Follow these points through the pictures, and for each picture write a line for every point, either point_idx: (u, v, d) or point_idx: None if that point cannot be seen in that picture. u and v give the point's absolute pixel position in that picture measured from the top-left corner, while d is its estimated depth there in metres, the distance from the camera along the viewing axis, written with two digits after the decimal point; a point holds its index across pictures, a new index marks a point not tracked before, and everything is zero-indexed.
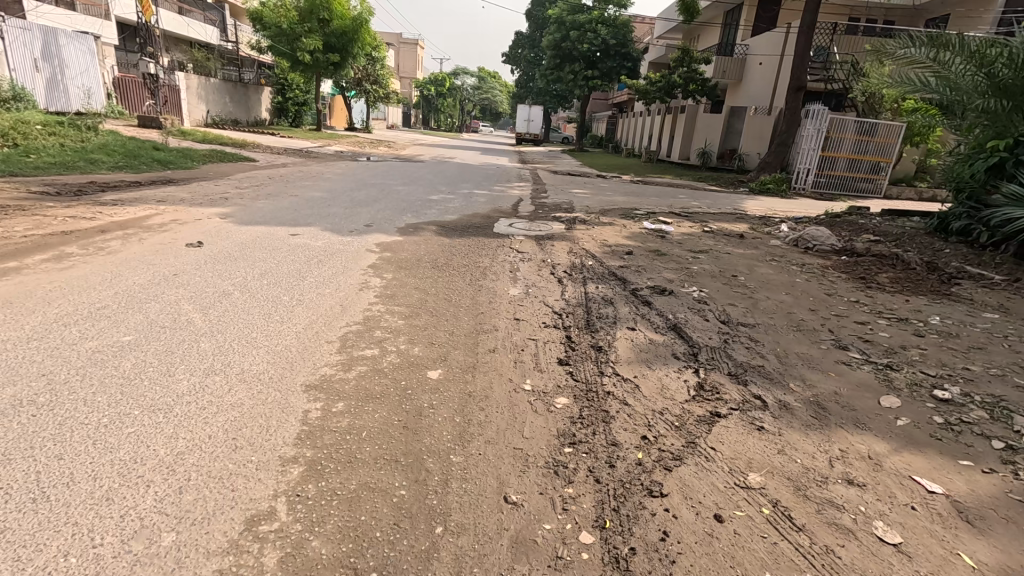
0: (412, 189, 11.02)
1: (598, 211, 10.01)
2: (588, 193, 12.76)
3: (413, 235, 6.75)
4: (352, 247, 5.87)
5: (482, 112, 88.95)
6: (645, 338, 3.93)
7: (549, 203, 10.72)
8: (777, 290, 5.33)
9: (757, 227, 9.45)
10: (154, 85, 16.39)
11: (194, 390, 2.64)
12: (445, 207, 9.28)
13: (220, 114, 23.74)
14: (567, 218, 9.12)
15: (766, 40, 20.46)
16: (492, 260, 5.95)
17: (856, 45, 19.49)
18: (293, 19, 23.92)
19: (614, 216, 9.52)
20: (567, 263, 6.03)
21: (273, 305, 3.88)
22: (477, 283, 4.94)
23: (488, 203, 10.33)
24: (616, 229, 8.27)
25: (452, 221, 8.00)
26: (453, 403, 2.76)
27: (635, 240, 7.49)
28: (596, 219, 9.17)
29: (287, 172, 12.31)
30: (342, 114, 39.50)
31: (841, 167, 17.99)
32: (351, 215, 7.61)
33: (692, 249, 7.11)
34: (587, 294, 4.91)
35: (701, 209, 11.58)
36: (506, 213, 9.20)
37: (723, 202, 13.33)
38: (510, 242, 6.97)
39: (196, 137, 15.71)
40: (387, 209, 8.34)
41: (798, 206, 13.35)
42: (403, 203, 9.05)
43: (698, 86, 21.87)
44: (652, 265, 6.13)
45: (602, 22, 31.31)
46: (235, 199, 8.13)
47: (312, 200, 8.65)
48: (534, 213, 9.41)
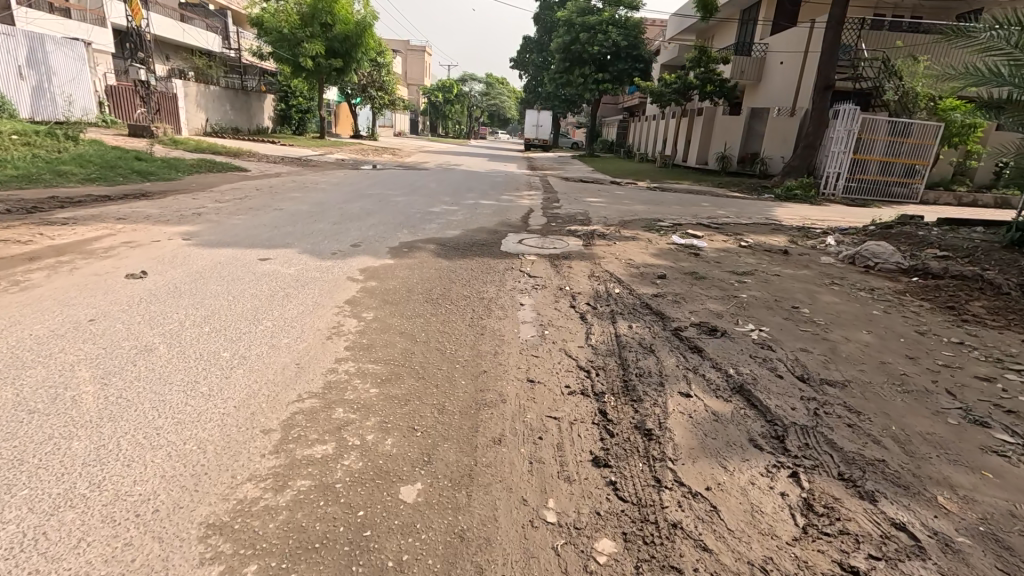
0: (412, 200, 10.08)
1: (618, 222, 8.99)
2: (603, 202, 11.73)
3: (406, 257, 5.78)
4: (331, 275, 4.87)
5: (491, 119, 88.35)
6: (707, 410, 2.89)
7: (562, 214, 9.72)
8: (854, 327, 4.27)
9: (798, 240, 8.39)
10: (145, 92, 15.64)
11: (19, 548, 1.66)
12: (446, 220, 8.32)
13: (220, 122, 23.08)
14: (583, 231, 8.11)
15: (787, 36, 19.29)
16: (499, 289, 4.93)
17: (884, 41, 18.15)
18: (295, 23, 23.21)
19: (635, 228, 8.51)
20: (589, 291, 5.00)
21: (205, 369, 2.88)
22: (480, 324, 3.93)
23: (495, 214, 9.38)
24: (640, 245, 7.26)
25: (454, 237, 7.04)
26: (434, 558, 1.75)
27: (665, 258, 6.45)
28: (616, 232, 8.16)
29: (278, 182, 11.44)
30: (347, 121, 39.03)
31: (874, 171, 16.82)
32: (338, 232, 6.67)
33: (733, 269, 6.07)
34: (618, 337, 3.87)
35: (730, 218, 10.51)
36: (515, 226, 8.23)
37: (752, 210, 12.24)
38: (520, 264, 5.98)
39: (188, 146, 14.95)
40: (380, 224, 7.40)
41: (834, 213, 12.25)
42: (400, 217, 8.11)
43: (716, 87, 20.73)
44: (691, 292, 5.08)
45: (612, 23, 30.36)
46: (209, 214, 7.23)
47: (298, 215, 7.74)
48: (546, 226, 8.42)
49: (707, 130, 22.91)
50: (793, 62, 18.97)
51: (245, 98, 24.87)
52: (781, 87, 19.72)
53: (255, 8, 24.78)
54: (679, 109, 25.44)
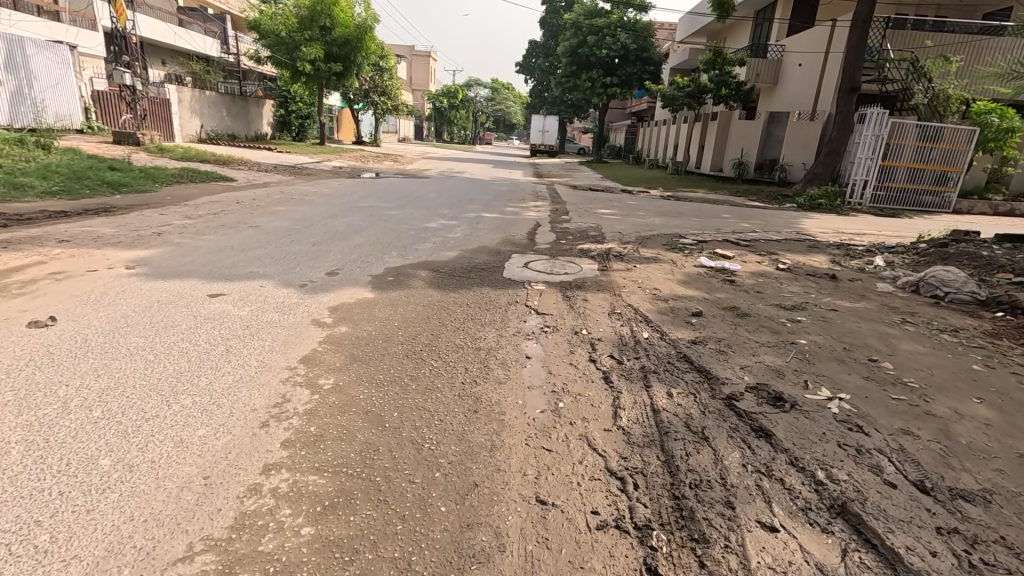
0: (407, 214, 9.17)
1: (635, 239, 8.04)
2: (617, 215, 10.78)
3: (389, 289, 4.85)
4: (292, 318, 3.93)
5: (496, 124, 87.59)
6: (807, 561, 1.94)
7: (572, 229, 8.78)
8: (961, 392, 3.29)
9: (841, 261, 7.40)
10: (131, 97, 14.87)
11: None
12: (443, 237, 7.41)
13: (217, 128, 22.39)
14: (597, 251, 7.17)
15: (806, 36, 18.27)
16: (500, 334, 3.98)
17: (912, 40, 17.08)
18: (293, 26, 22.51)
19: (654, 247, 7.56)
20: (612, 337, 4.05)
21: (61, 496, 1.96)
22: (474, 393, 2.99)
23: (498, 229, 8.48)
24: (665, 269, 6.32)
25: (451, 261, 6.13)
26: None
27: (696, 287, 5.49)
28: (634, 252, 7.21)
29: (265, 193, 10.59)
30: (349, 127, 38.34)
31: (902, 179, 15.79)
32: (316, 255, 5.76)
33: (779, 302, 5.10)
34: (656, 413, 2.93)
35: (757, 233, 9.53)
36: (520, 245, 7.30)
37: (778, 222, 11.25)
38: (527, 296, 5.03)
39: (175, 154, 14.15)
40: (367, 245, 6.48)
41: (868, 226, 11.27)
42: (391, 235, 7.22)
43: (730, 91, 19.66)
44: (737, 338, 4.11)
45: (621, 26, 29.49)
46: (171, 234, 6.34)
47: (276, 234, 6.85)
48: (555, 245, 7.48)
49: (722, 135, 21.91)
50: (813, 63, 17.96)
51: (243, 104, 24.19)
52: (799, 90, 18.66)
53: (253, 11, 24.11)
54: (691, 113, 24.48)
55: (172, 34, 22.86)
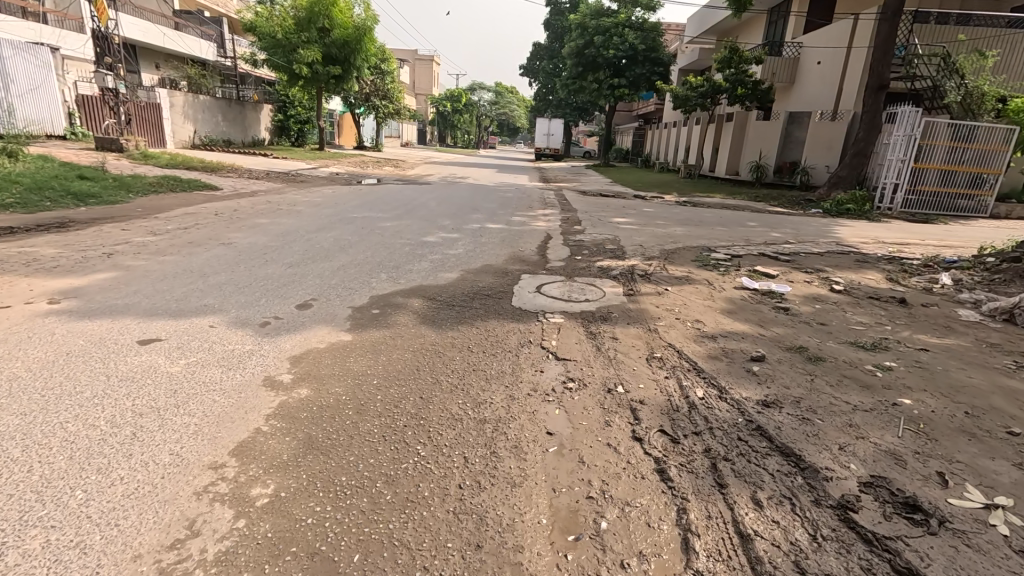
0: (403, 226, 8.27)
1: (659, 255, 7.13)
2: (634, 224, 9.84)
3: (372, 327, 3.92)
4: (237, 376, 2.99)
5: (500, 129, 86.93)
6: None
7: (587, 243, 7.85)
8: None
9: (900, 279, 6.42)
10: (114, 100, 14.03)
11: None
12: (442, 254, 6.48)
13: (212, 134, 21.64)
14: (620, 270, 6.23)
15: (826, 32, 17.31)
16: (511, 396, 3.04)
17: (944, 34, 16.06)
18: (289, 28, 21.73)
19: (684, 264, 6.62)
20: (657, 398, 3.09)
21: None
22: (478, 510, 2.07)
23: (504, 243, 7.58)
24: (703, 292, 5.38)
25: (450, 285, 5.20)
26: None
27: (745, 319, 4.55)
28: (662, 270, 6.26)
29: (250, 202, 9.72)
30: (350, 131, 37.57)
31: (932, 181, 14.69)
32: (290, 281, 4.86)
33: (854, 339, 4.13)
34: (746, 545, 1.98)
35: (793, 245, 8.58)
36: (531, 262, 6.38)
37: (809, 231, 10.28)
38: (541, 334, 4.08)
39: (160, 161, 13.33)
40: (353, 266, 5.57)
41: (908, 235, 10.31)
42: (381, 252, 6.32)
43: (747, 90, 18.67)
44: (820, 398, 3.14)
45: (628, 25, 28.63)
46: (124, 254, 5.45)
47: (249, 252, 5.94)
48: (571, 262, 6.55)
49: (738, 137, 20.92)
50: (834, 60, 16.98)
51: (238, 109, 23.44)
52: (819, 89, 17.68)
53: (248, 13, 23.32)
54: (704, 114, 23.51)
55: (170, 37, 22.12)
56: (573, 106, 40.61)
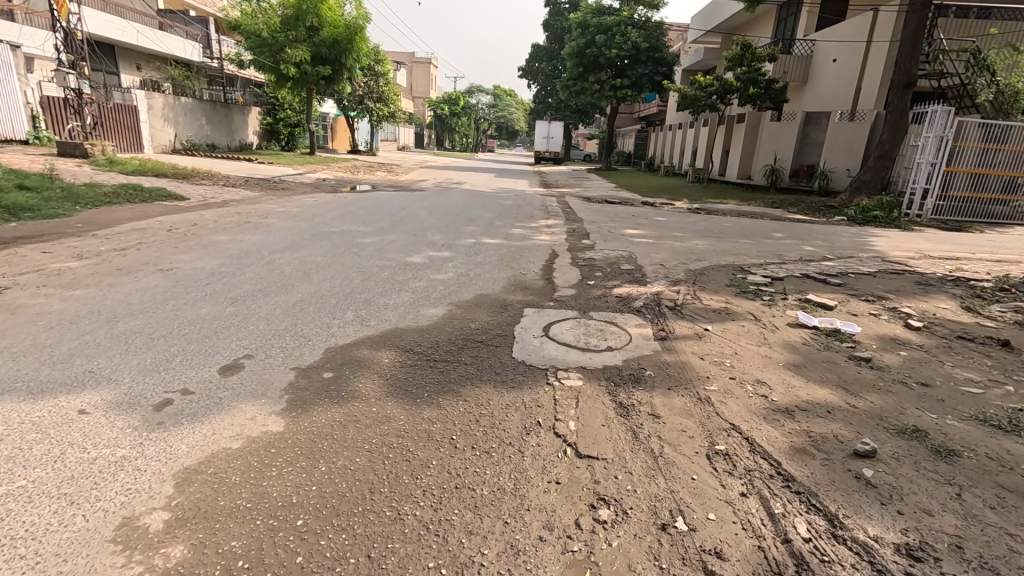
0: (385, 242, 7.18)
1: (686, 278, 6.05)
2: (648, 237, 8.79)
3: (316, 405, 2.80)
4: (71, 524, 1.86)
5: (500, 132, 85.93)
6: None
7: (600, 262, 6.76)
8: None
9: (980, 308, 5.34)
10: (78, 102, 12.94)
11: None
12: (428, 281, 5.38)
13: (195, 137, 20.55)
14: (643, 301, 5.13)
15: (842, 27, 16.33)
16: (513, 549, 1.93)
17: (970, 29, 15.20)
18: (275, 26, 20.64)
19: (719, 292, 5.53)
20: (741, 546, 1.98)
21: None
22: None
23: (502, 263, 6.50)
24: (752, 334, 4.28)
25: (434, 327, 4.11)
26: None
27: (819, 378, 3.46)
28: (695, 301, 5.17)
29: (216, 214, 8.63)
30: (344, 135, 36.51)
31: (962, 186, 13.58)
32: (226, 326, 3.75)
33: (980, 414, 3.03)
34: None
35: (833, 262, 7.49)
36: (535, 291, 5.27)
37: (843, 245, 9.20)
38: (554, 410, 2.97)
39: (128, 166, 12.23)
40: (315, 302, 4.46)
41: (954, 247, 9.23)
42: (355, 279, 5.24)
43: (759, 89, 17.60)
44: (990, 540, 2.03)
45: (631, 24, 27.69)
46: (24, 288, 4.33)
47: (188, 282, 4.83)
48: (583, 290, 5.44)
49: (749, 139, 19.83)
50: (853, 56, 15.95)
51: (224, 112, 22.35)
52: (837, 88, 16.65)
53: (234, 10, 22.25)
54: (712, 116, 22.45)
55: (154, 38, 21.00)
56: (574, 109, 39.59)
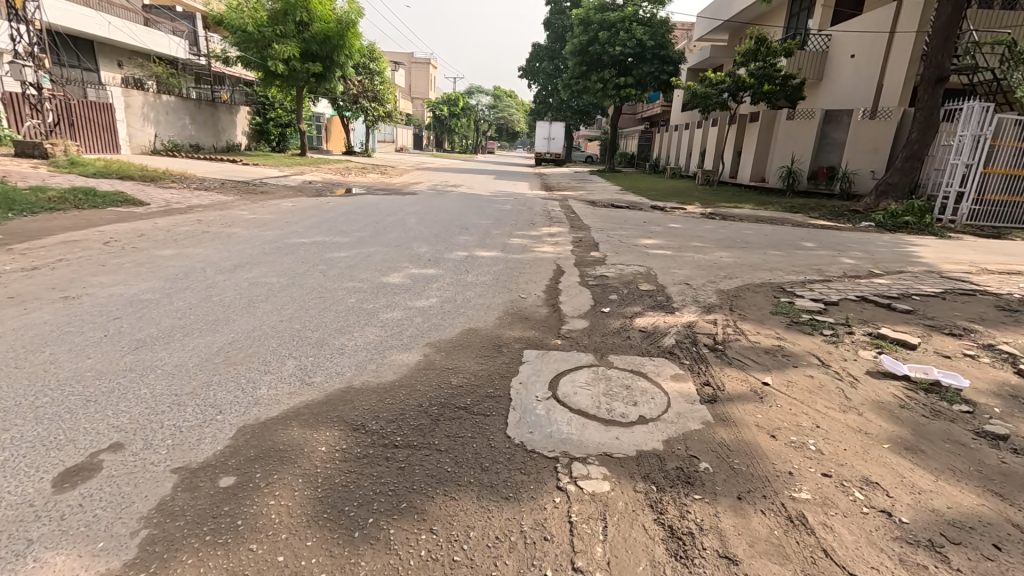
0: (361, 257, 6.11)
1: (721, 304, 4.99)
2: (666, 248, 7.74)
3: (184, 553, 1.73)
4: None
5: (500, 134, 84.93)
6: None
7: (614, 281, 5.71)
8: None
9: None
10: (37, 98, 11.91)
11: None
12: (406, 311, 4.32)
13: (178, 138, 19.57)
14: (674, 338, 4.05)
15: (863, 20, 15.30)
16: None
17: (1004, 19, 14.10)
18: (261, 20, 19.40)
19: (766, 323, 4.46)
20: None
21: None
22: None
23: (497, 282, 5.44)
24: (830, 391, 3.19)
25: (403, 385, 3.03)
26: None
27: (952, 474, 2.37)
28: (739, 337, 4.10)
29: (172, 222, 7.58)
30: (339, 136, 35.48)
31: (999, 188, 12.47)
32: (105, 391, 2.68)
33: None
34: None
35: (886, 279, 6.42)
36: (538, 326, 4.18)
37: (886, 256, 8.12)
38: (571, 550, 1.89)
39: (90, 168, 11.17)
40: (249, 345, 3.39)
41: (1012, 259, 8.14)
42: (312, 309, 4.17)
43: (775, 86, 16.53)
44: None
45: (635, 20, 26.67)
46: None
47: (90, 314, 3.76)
48: (597, 321, 4.37)
49: (763, 139, 18.70)
50: (876, 50, 14.91)
51: (209, 111, 21.32)
52: (858, 84, 15.58)
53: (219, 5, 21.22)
54: (723, 114, 21.36)
55: (137, 34, 20.02)
56: (575, 109, 38.65)
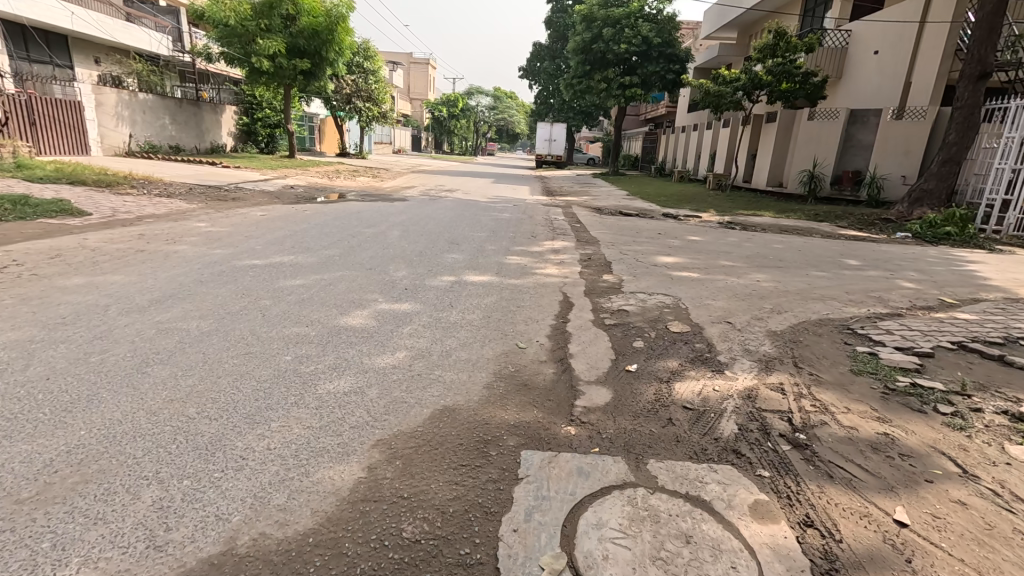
0: (321, 285, 4.93)
1: (781, 357, 3.80)
2: (691, 269, 6.56)
3: None
4: None
5: (501, 136, 83.69)
6: None
7: (637, 320, 4.52)
8: None
9: None
10: None
11: None
12: (358, 377, 3.12)
13: (155, 138, 18.47)
14: (735, 422, 2.86)
15: (889, 13, 14.17)
16: None
17: None
18: (245, 13, 18.30)
19: (852, 391, 3.27)
20: None
21: None
22: None
23: (487, 322, 4.26)
24: (1014, 545, 1.98)
25: (319, 548, 1.82)
26: None
27: None
28: (826, 421, 2.89)
29: (107, 237, 6.42)
30: (333, 137, 34.34)
31: None
32: None
33: None
34: None
35: (969, 312, 5.22)
36: (542, 401, 2.99)
37: (947, 278, 6.92)
38: None
39: (38, 170, 10.01)
40: (93, 455, 2.20)
41: None
42: (224, 377, 2.98)
43: (794, 83, 15.33)
44: None
45: (640, 17, 25.58)
46: None
47: None
48: (623, 391, 3.17)
49: (781, 140, 17.45)
50: (906, 45, 13.75)
51: (192, 110, 20.18)
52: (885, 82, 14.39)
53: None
54: (735, 115, 20.16)
55: (117, 29, 18.94)
56: (577, 110, 37.58)
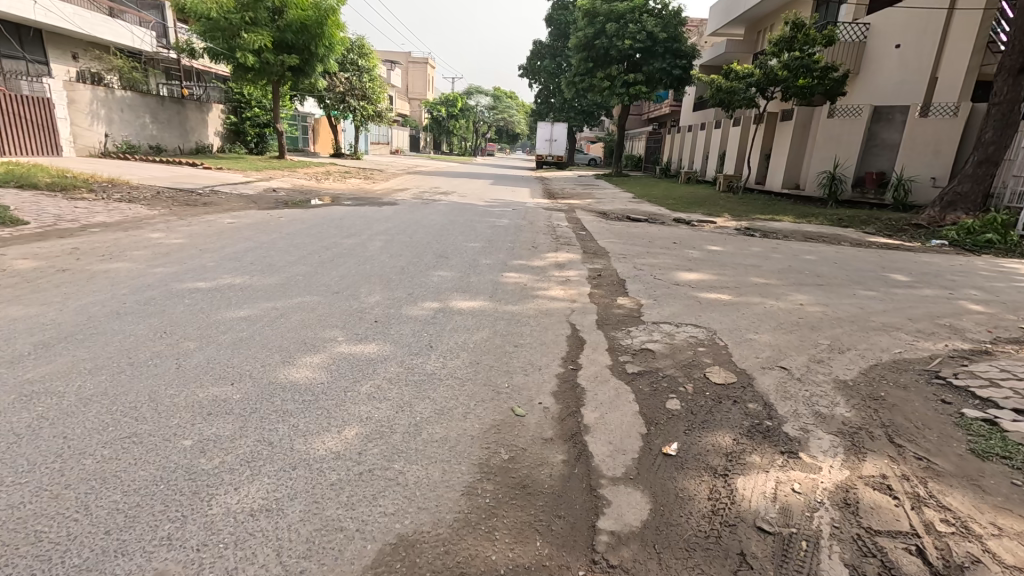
0: (270, 318, 3.95)
1: (867, 427, 2.83)
2: (719, 289, 5.58)
3: None
4: None
5: (500, 136, 82.63)
6: None
7: (666, 366, 3.56)
8: None
9: None
10: None
11: None
12: (277, 482, 2.12)
13: (135, 138, 17.53)
14: (841, 561, 1.88)
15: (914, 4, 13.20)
16: None
17: None
18: (229, 6, 17.36)
19: (991, 493, 2.28)
20: None
21: None
22: None
23: (473, 370, 3.29)
24: None
25: None
26: None
27: None
28: (977, 555, 1.92)
29: (31, 253, 5.43)
30: (328, 137, 33.38)
31: None
32: None
33: None
34: None
35: None
36: (546, 522, 2.01)
37: (1017, 298, 5.93)
38: None
39: None
40: None
41: None
42: (72, 489, 2.00)
43: (812, 78, 14.34)
44: None
45: (645, 12, 24.65)
46: None
47: None
48: (666, 497, 2.20)
49: (797, 140, 16.44)
50: (931, 37, 12.83)
51: (176, 108, 19.22)
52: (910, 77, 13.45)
53: None
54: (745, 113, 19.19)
55: (95, 22, 17.96)
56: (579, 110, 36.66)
